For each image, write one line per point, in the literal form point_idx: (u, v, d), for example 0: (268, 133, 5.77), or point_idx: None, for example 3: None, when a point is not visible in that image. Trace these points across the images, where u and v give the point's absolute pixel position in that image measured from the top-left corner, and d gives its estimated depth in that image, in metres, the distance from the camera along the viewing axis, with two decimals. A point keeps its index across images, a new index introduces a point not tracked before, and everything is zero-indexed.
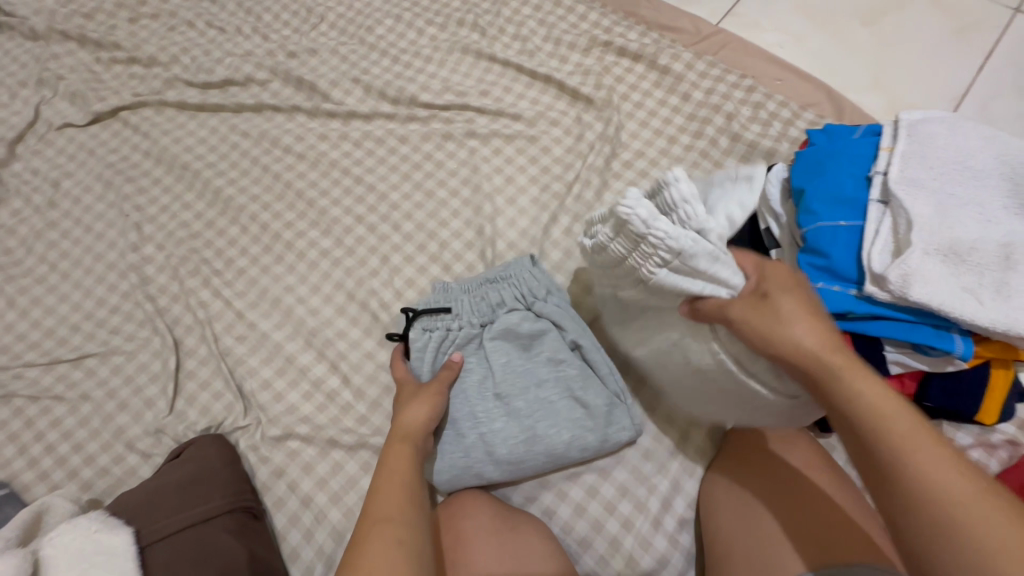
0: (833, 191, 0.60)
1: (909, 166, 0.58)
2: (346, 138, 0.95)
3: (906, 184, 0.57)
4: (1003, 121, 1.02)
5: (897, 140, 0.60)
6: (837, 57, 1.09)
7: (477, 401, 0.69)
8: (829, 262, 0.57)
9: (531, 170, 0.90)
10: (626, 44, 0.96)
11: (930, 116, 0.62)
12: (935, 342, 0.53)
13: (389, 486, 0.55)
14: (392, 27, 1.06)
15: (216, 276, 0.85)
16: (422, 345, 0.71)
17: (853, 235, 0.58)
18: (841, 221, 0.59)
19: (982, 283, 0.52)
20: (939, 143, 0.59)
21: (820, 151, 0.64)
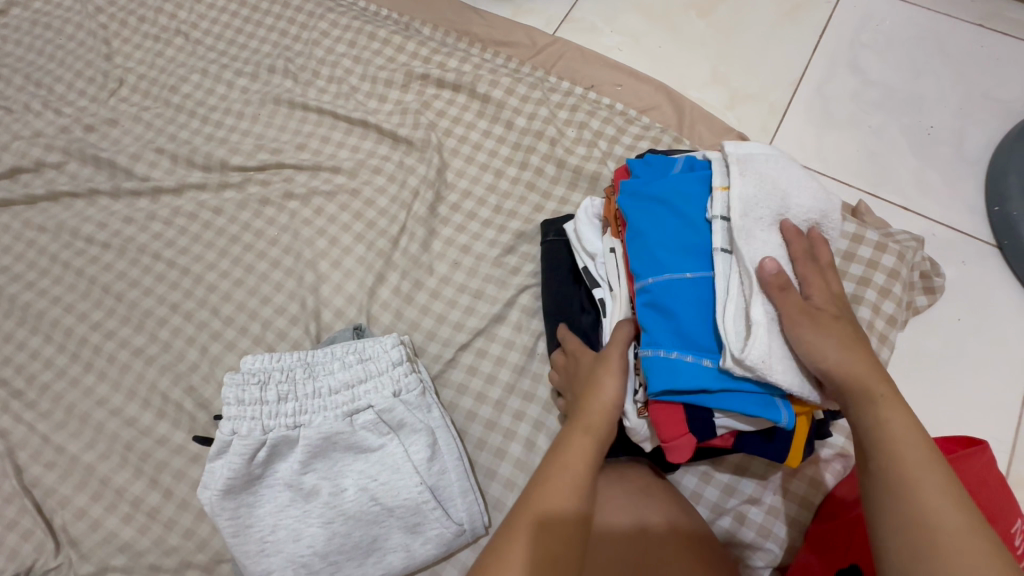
0: (679, 238, 0.55)
1: (741, 210, 0.53)
2: (154, 217, 0.87)
3: (734, 236, 0.53)
4: (839, 99, 1.01)
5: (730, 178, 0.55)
6: (675, 54, 1.07)
7: (299, 521, 0.57)
8: (679, 327, 0.52)
9: (356, 226, 0.84)
10: (443, 75, 0.90)
11: (753, 150, 0.57)
12: (777, 415, 0.50)
13: (559, 481, 0.53)
14: (199, 82, 0.97)
15: (17, 397, 0.77)
16: (226, 464, 0.57)
17: (697, 290, 0.54)
18: (687, 273, 0.54)
19: None
20: (768, 181, 0.54)
21: (653, 187, 0.59)
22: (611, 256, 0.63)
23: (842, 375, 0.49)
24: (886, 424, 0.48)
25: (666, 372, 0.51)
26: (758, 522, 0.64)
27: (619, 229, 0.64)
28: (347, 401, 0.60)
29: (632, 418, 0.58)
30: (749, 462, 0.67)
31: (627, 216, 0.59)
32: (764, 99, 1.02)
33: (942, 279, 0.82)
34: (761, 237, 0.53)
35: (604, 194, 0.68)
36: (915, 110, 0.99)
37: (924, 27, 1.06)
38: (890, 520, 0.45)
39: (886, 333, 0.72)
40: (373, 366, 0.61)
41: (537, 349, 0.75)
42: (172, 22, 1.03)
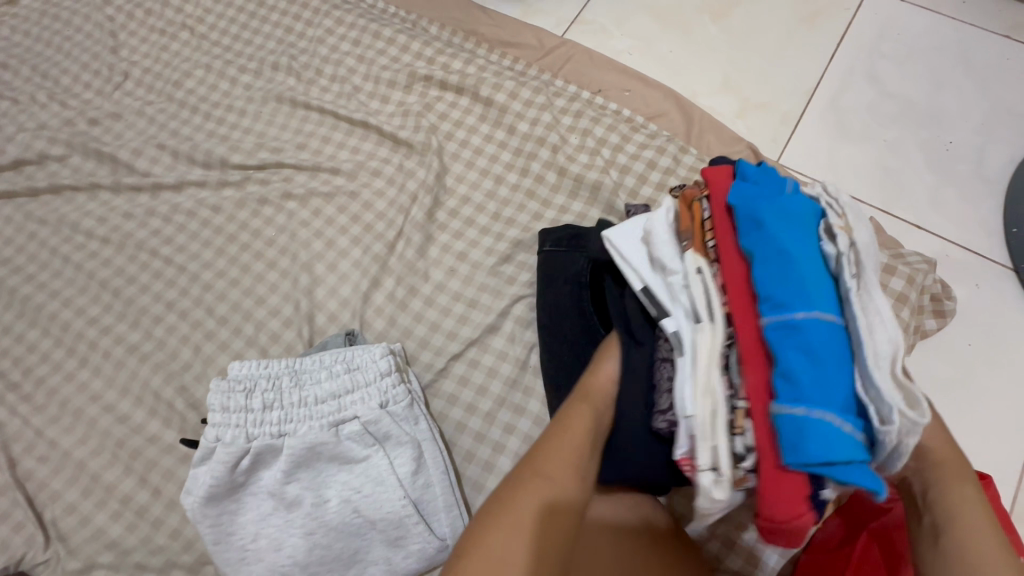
0: (813, 269, 0.47)
1: (869, 250, 0.48)
2: (153, 213, 0.87)
3: (870, 279, 0.47)
4: (855, 111, 0.98)
5: (856, 216, 0.50)
6: (687, 60, 1.04)
7: (281, 528, 0.57)
8: (823, 380, 0.44)
9: (352, 229, 0.83)
10: (446, 77, 0.89)
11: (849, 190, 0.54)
12: (878, 487, 0.43)
13: (559, 448, 0.52)
14: (203, 78, 0.96)
15: (13, 390, 0.78)
16: (209, 468, 0.56)
17: (836, 338, 0.45)
18: (828, 315, 0.46)
19: None
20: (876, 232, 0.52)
21: (785, 203, 0.50)
22: (697, 276, 0.51)
23: (932, 447, 0.47)
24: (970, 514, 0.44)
25: (820, 428, 0.42)
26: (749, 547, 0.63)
27: (707, 241, 0.53)
28: (333, 411, 0.59)
29: (726, 488, 0.48)
30: None
31: (754, 229, 0.49)
32: (778, 108, 0.99)
33: (953, 303, 0.79)
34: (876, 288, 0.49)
35: (685, 197, 0.57)
36: (934, 125, 0.96)
37: (948, 39, 1.02)
38: None
39: None
40: (361, 376, 0.60)
41: (530, 361, 0.74)
42: (178, 16, 1.02)
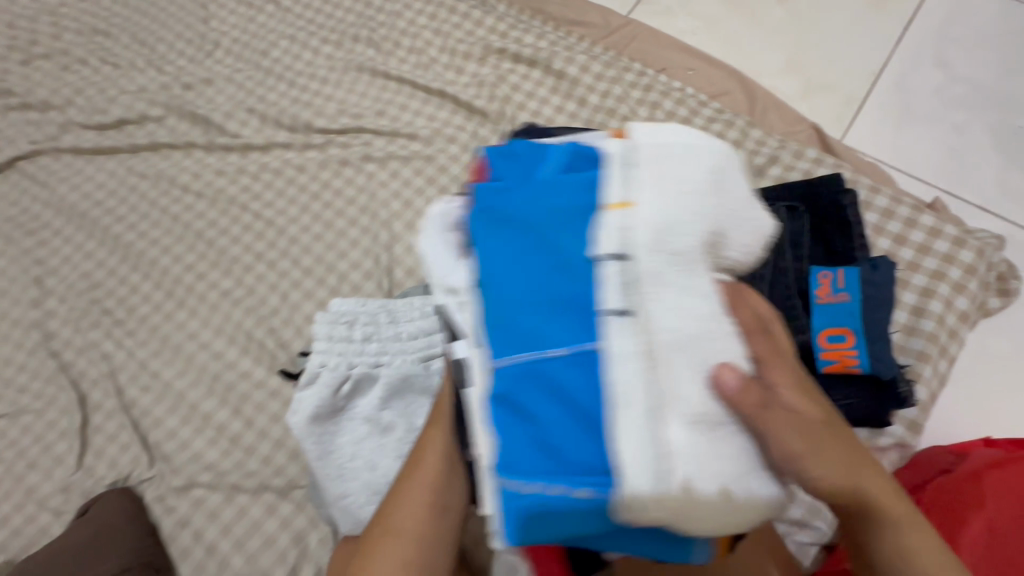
0: (556, 295, 0.40)
1: (648, 241, 0.40)
2: (243, 172, 0.93)
3: (662, 279, 0.39)
4: (920, 94, 0.98)
5: (634, 198, 0.41)
6: (750, 41, 1.06)
7: (376, 451, 0.62)
8: (546, 433, 0.38)
9: (429, 192, 0.88)
10: (520, 50, 0.93)
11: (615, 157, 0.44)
12: (680, 554, 0.41)
13: (409, 494, 0.53)
14: (288, 48, 1.02)
15: (118, 326, 0.85)
16: (314, 391, 0.62)
17: (576, 371, 0.38)
18: (556, 348, 0.39)
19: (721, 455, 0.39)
20: (701, 201, 0.41)
21: (554, 198, 0.43)
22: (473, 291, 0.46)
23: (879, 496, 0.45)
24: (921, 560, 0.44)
25: (553, 498, 0.37)
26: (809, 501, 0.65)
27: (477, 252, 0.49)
28: (424, 346, 0.65)
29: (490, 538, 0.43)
30: None
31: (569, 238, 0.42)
32: (842, 90, 1.00)
33: (1018, 282, 0.80)
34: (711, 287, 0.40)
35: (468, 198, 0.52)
36: (1002, 109, 0.96)
37: (1018, 24, 1.01)
38: None
39: (957, 329, 0.70)
40: None
41: None
42: None
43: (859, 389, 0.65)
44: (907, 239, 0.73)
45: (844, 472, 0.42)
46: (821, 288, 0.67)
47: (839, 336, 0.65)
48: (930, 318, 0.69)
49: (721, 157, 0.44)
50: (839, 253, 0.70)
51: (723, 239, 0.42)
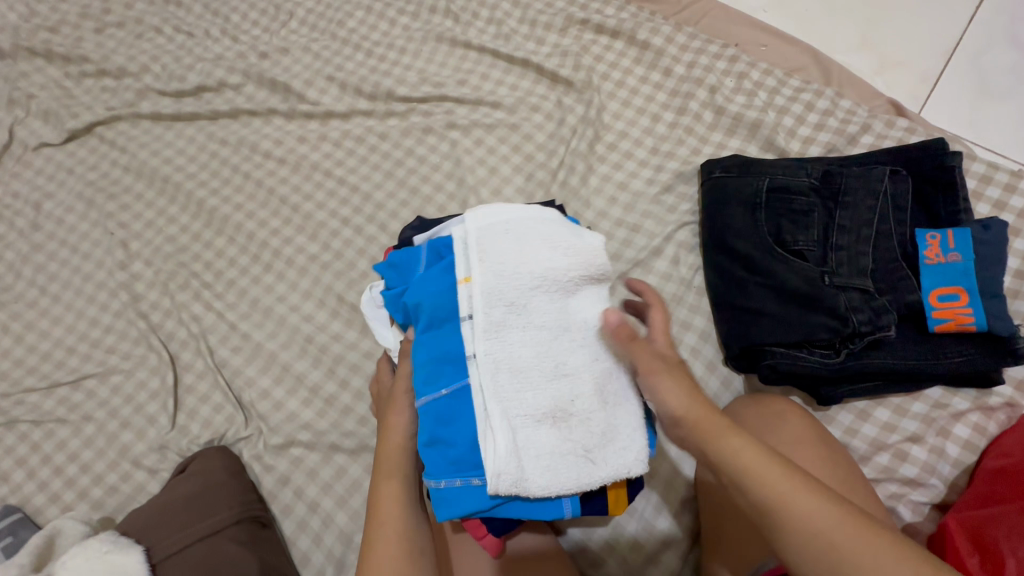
0: (435, 360, 0.52)
1: (482, 304, 0.50)
2: (325, 139, 0.93)
3: (504, 325, 0.50)
4: (995, 71, 0.99)
5: (473, 272, 0.50)
6: (822, 19, 1.06)
7: None
8: (455, 442, 0.50)
9: (515, 159, 0.88)
10: (603, 21, 0.93)
11: (493, 218, 0.52)
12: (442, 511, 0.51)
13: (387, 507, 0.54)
14: (364, 19, 1.03)
15: (206, 288, 0.85)
16: None
17: (458, 403, 0.51)
18: (443, 389, 0.51)
19: (591, 437, 0.51)
20: (508, 265, 0.50)
21: (430, 286, 0.53)
22: None
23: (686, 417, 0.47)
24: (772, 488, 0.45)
25: (474, 488, 0.50)
26: (922, 459, 0.66)
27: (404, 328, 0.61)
28: None
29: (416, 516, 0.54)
30: (911, 403, 0.68)
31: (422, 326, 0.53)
32: (916, 67, 1.01)
33: None
34: (525, 325, 0.50)
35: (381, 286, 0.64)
36: None
37: None
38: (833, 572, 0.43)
39: None
40: None
41: (694, 283, 0.78)
42: None
43: (972, 348, 0.65)
44: (1007, 205, 0.74)
45: (684, 410, 0.51)
46: (929, 249, 0.68)
47: (952, 295, 0.65)
48: None
49: (540, 224, 0.53)
50: (943, 219, 0.71)
51: (551, 271, 0.51)
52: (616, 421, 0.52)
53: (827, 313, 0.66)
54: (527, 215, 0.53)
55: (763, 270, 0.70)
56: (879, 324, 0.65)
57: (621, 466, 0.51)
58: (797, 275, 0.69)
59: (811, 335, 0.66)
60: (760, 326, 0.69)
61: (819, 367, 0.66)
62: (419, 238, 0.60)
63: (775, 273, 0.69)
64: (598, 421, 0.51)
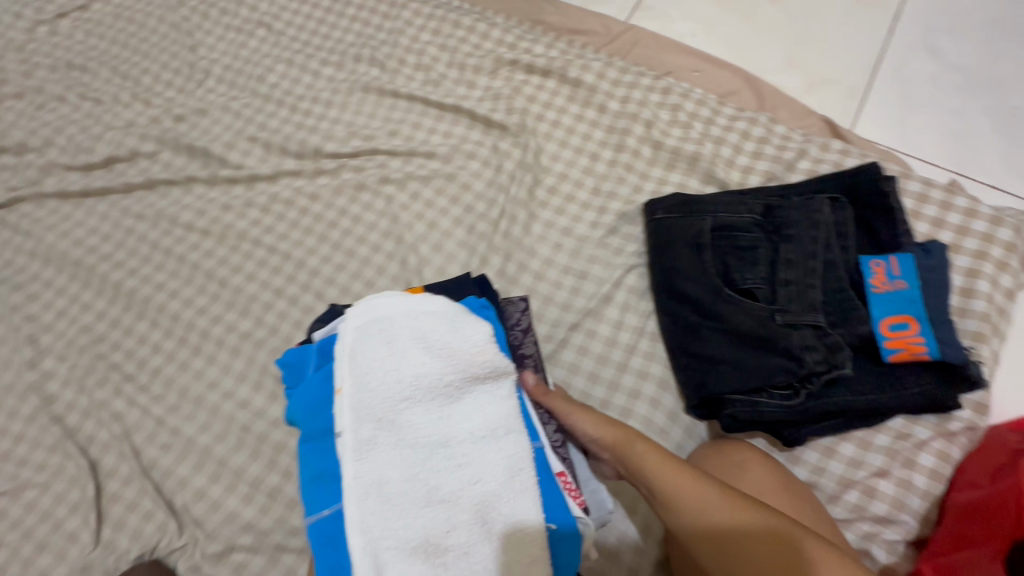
0: (317, 477, 0.52)
1: (352, 420, 0.51)
2: (251, 205, 0.88)
3: (375, 442, 0.50)
4: (918, 81, 1.01)
5: (344, 384, 0.53)
6: (749, 40, 1.07)
7: None
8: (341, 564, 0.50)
9: (454, 210, 0.84)
10: (533, 60, 0.91)
11: (373, 325, 0.55)
12: None
13: None
14: (286, 72, 0.98)
15: (129, 381, 0.78)
16: None
17: (337, 524, 0.51)
18: (325, 509, 0.51)
19: (465, 560, 0.48)
20: (378, 378, 0.52)
21: (322, 399, 0.55)
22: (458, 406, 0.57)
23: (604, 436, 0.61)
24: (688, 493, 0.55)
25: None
26: (890, 495, 0.64)
27: None
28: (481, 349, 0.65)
29: None
30: (874, 436, 0.67)
31: (303, 436, 0.55)
32: (844, 83, 1.03)
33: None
34: (394, 441, 0.50)
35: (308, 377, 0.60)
36: (995, 92, 1.00)
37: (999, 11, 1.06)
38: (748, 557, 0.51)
39: (1006, 306, 0.71)
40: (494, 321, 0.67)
41: (647, 328, 0.75)
42: (253, 15, 1.04)
43: (928, 376, 0.64)
44: (946, 221, 0.74)
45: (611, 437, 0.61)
46: (876, 276, 0.67)
47: (903, 324, 0.64)
48: (980, 298, 0.69)
49: (417, 330, 0.54)
50: (886, 242, 0.70)
51: (419, 381, 0.52)
52: (491, 544, 0.48)
53: (782, 354, 0.64)
54: (405, 318, 0.55)
55: (715, 314, 0.68)
56: (834, 362, 0.63)
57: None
58: (749, 316, 0.67)
59: (770, 379, 0.64)
60: (718, 374, 0.66)
61: (780, 410, 0.64)
62: (316, 335, 0.61)
63: (728, 316, 0.67)
64: (473, 543, 0.48)
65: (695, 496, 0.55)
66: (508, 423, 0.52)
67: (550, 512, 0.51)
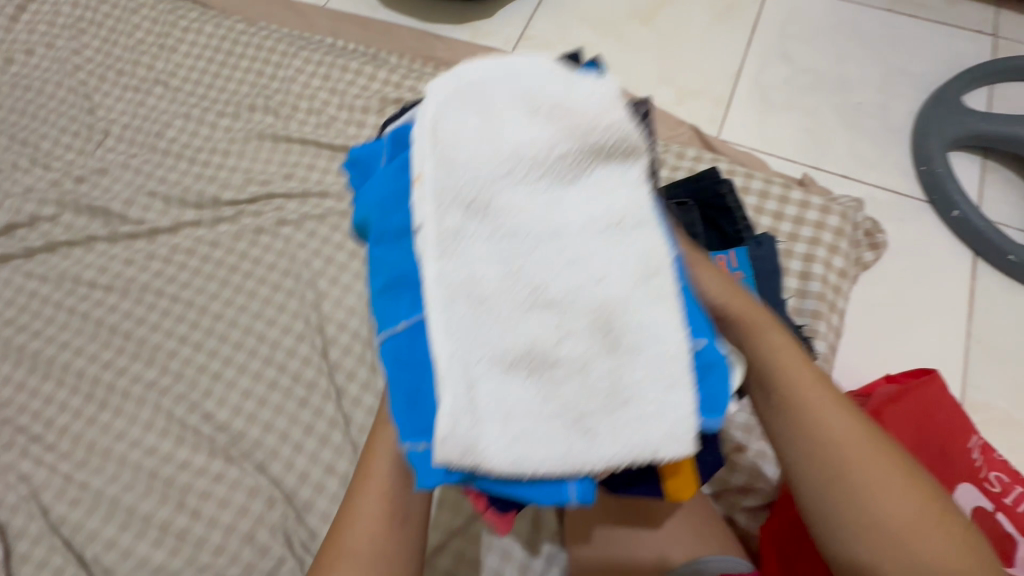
0: (391, 283, 0.41)
1: (437, 205, 0.38)
2: (154, 257, 0.91)
3: (462, 235, 0.38)
4: (774, 86, 1.12)
5: (423, 166, 0.39)
6: (624, 61, 1.17)
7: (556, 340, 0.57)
8: (421, 390, 0.39)
9: (349, 244, 0.89)
10: (415, 98, 0.98)
11: (470, 82, 0.41)
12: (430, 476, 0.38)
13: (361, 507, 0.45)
14: (183, 126, 1.02)
15: (36, 441, 0.79)
16: None
17: (416, 343, 0.40)
18: (399, 323, 0.41)
19: (590, 398, 0.37)
20: (467, 150, 0.38)
21: (388, 185, 0.44)
22: None
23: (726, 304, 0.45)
24: (825, 421, 0.43)
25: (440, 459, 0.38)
26: (748, 463, 0.72)
27: None
28: None
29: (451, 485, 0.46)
30: (734, 415, 0.74)
31: (373, 238, 0.43)
32: (709, 93, 1.12)
33: (883, 234, 0.92)
34: (492, 231, 0.37)
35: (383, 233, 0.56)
36: (842, 91, 1.11)
37: (841, 17, 1.19)
38: (836, 496, 0.42)
39: (841, 285, 0.80)
40: None
41: None
42: (150, 73, 1.08)
43: None
44: (784, 214, 0.82)
45: (742, 309, 0.45)
46: None
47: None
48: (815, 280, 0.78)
49: (525, 83, 0.39)
50: (730, 237, 0.76)
51: (523, 151, 0.37)
52: (657, 365, 0.37)
53: None
54: (495, 74, 0.41)
55: None
56: None
57: (632, 445, 0.36)
58: None
59: None
60: None
61: None
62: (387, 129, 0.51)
63: None
64: (638, 366, 0.37)
65: (836, 423, 0.43)
66: (626, 226, 0.38)
67: (693, 329, 0.39)
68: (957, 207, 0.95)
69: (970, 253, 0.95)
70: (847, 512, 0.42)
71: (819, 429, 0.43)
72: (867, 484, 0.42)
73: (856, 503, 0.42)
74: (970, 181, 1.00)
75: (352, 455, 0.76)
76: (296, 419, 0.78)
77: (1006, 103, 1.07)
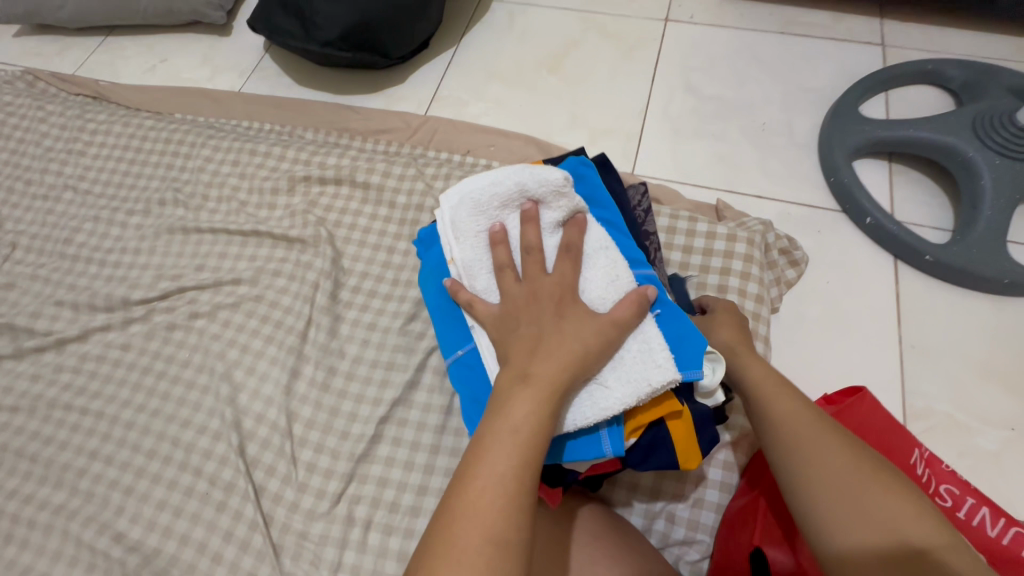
0: (448, 330, 0.63)
1: (465, 273, 0.60)
2: (63, 369, 0.87)
3: (485, 280, 0.59)
4: (683, 117, 1.15)
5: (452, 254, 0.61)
6: (535, 109, 1.19)
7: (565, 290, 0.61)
8: (477, 399, 0.59)
9: (264, 329, 0.86)
10: (323, 173, 0.98)
11: (449, 200, 0.63)
12: None
13: (479, 486, 0.45)
14: (93, 229, 1.00)
15: None
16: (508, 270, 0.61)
17: (469, 363, 0.61)
18: (458, 351, 0.62)
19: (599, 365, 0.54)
20: (470, 232, 0.60)
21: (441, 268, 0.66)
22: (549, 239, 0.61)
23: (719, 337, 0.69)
24: (784, 419, 0.58)
25: None
26: (685, 516, 0.69)
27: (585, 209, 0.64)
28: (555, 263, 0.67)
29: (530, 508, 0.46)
30: None
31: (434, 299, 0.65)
32: (621, 130, 1.14)
33: (800, 251, 0.93)
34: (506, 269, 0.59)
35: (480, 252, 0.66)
36: (748, 112, 1.14)
37: (736, 44, 1.23)
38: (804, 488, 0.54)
39: (758, 311, 0.82)
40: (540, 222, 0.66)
41: (455, 405, 0.79)
42: (59, 179, 1.07)
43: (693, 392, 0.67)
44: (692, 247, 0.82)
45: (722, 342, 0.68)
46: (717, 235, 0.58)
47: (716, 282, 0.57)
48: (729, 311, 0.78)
49: (475, 190, 0.61)
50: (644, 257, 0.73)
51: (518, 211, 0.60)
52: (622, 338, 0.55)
53: None
54: (468, 185, 0.62)
55: None
56: None
57: (636, 387, 0.53)
58: None
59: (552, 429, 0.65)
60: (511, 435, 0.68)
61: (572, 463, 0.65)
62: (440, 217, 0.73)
63: None
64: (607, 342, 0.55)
65: (791, 421, 0.58)
66: (580, 250, 0.58)
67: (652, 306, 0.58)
68: (869, 215, 0.96)
69: (891, 258, 0.95)
70: (814, 498, 0.53)
71: (778, 430, 0.58)
72: (826, 473, 0.53)
73: (819, 490, 0.53)
74: (879, 187, 1.02)
75: (274, 560, 0.71)
76: (214, 526, 0.74)
77: (903, 106, 1.10)
